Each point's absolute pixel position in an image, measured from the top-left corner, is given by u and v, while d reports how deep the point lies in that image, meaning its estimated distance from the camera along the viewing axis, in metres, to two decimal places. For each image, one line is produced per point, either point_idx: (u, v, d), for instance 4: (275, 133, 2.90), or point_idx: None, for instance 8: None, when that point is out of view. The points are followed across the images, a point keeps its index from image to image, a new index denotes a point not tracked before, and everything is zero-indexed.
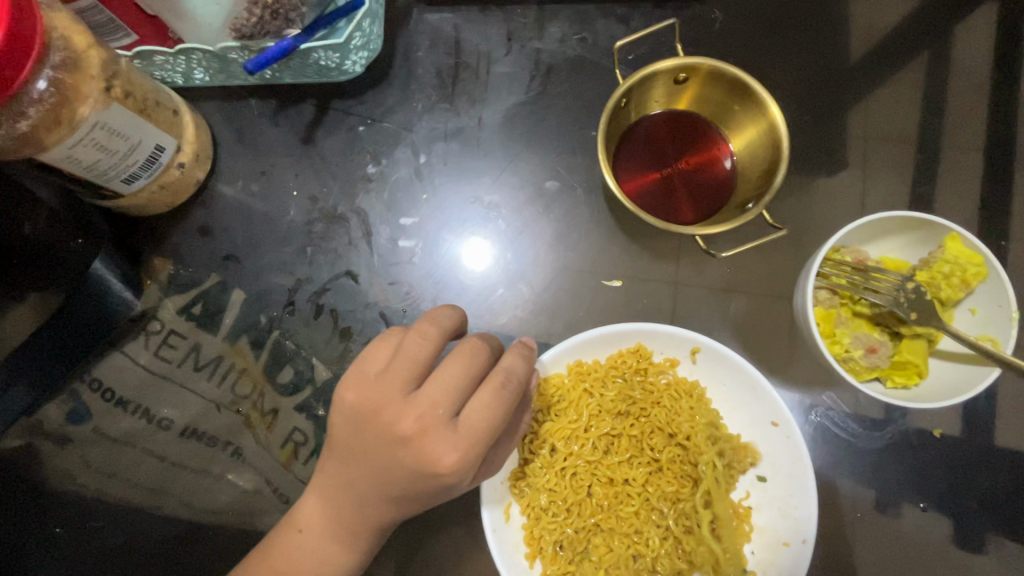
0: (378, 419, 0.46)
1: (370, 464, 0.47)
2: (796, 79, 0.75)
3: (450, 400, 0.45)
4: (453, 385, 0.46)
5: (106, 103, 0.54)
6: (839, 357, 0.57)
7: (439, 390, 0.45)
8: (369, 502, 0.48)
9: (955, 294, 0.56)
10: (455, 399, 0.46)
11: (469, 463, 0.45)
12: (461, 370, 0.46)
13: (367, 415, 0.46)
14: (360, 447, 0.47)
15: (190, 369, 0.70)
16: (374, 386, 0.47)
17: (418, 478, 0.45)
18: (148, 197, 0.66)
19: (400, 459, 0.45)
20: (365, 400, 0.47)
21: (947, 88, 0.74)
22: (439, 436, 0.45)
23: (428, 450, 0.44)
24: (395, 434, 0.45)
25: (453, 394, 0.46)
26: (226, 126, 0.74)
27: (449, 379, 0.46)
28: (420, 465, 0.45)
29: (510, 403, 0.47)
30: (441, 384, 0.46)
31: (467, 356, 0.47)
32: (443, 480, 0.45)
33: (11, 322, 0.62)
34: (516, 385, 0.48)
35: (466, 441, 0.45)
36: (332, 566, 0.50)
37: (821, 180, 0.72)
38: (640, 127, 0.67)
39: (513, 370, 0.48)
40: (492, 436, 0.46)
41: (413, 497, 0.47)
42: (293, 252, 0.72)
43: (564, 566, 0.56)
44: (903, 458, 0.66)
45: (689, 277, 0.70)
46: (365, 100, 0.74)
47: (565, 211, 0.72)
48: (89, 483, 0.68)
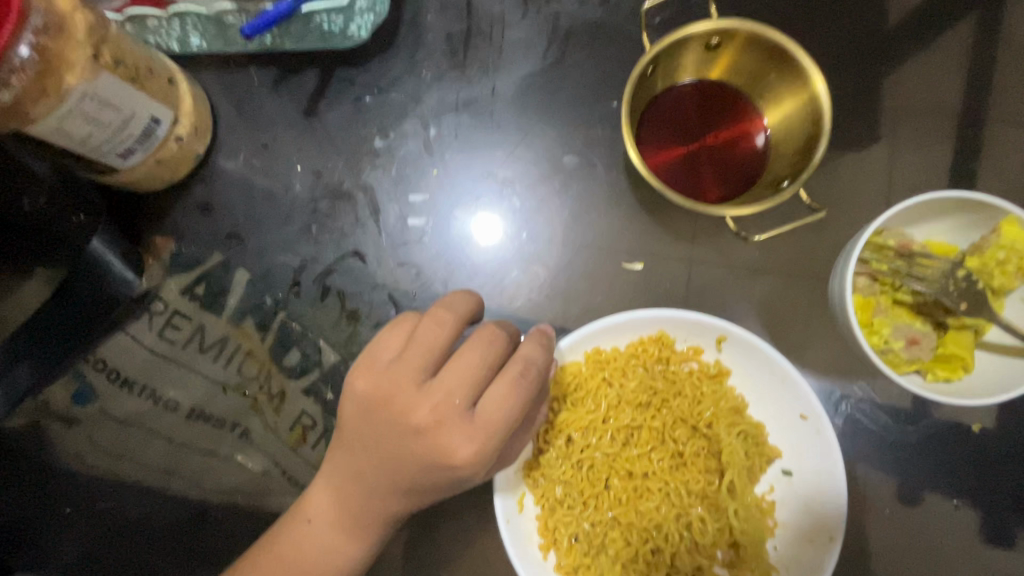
0: (390, 410, 0.43)
1: (380, 456, 0.44)
2: (836, 44, 0.69)
3: (467, 390, 0.43)
4: (470, 375, 0.43)
5: (95, 71, 0.50)
6: (877, 349, 0.53)
7: (455, 379, 0.43)
8: (379, 495, 0.46)
9: (1008, 283, 0.52)
10: (472, 389, 0.43)
11: (486, 457, 0.42)
12: (478, 359, 0.43)
13: (378, 405, 0.44)
14: (371, 437, 0.44)
15: (195, 351, 0.68)
16: (386, 373, 0.44)
17: (431, 471, 0.43)
18: (145, 172, 0.63)
19: (414, 452, 0.43)
20: (375, 389, 0.44)
21: (1002, 53, 0.68)
22: (455, 428, 0.42)
23: (443, 443, 0.42)
24: (408, 425, 0.43)
25: (470, 384, 0.43)
26: (225, 96, 0.70)
27: (466, 368, 0.43)
28: (433, 457, 0.42)
29: (530, 394, 0.44)
30: (457, 374, 0.43)
31: (485, 343, 0.44)
32: (458, 474, 0.42)
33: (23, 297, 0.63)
34: (535, 375, 0.45)
35: (483, 434, 0.42)
36: (343, 557, 0.48)
37: (859, 157, 0.67)
38: (667, 97, 0.62)
39: (533, 359, 0.45)
40: (511, 428, 0.43)
41: (426, 491, 0.44)
42: (298, 230, 0.69)
43: (580, 559, 0.54)
44: (934, 452, 0.63)
45: (714, 260, 0.66)
46: (371, 68, 0.69)
47: (583, 188, 0.68)
48: (98, 463, 0.68)
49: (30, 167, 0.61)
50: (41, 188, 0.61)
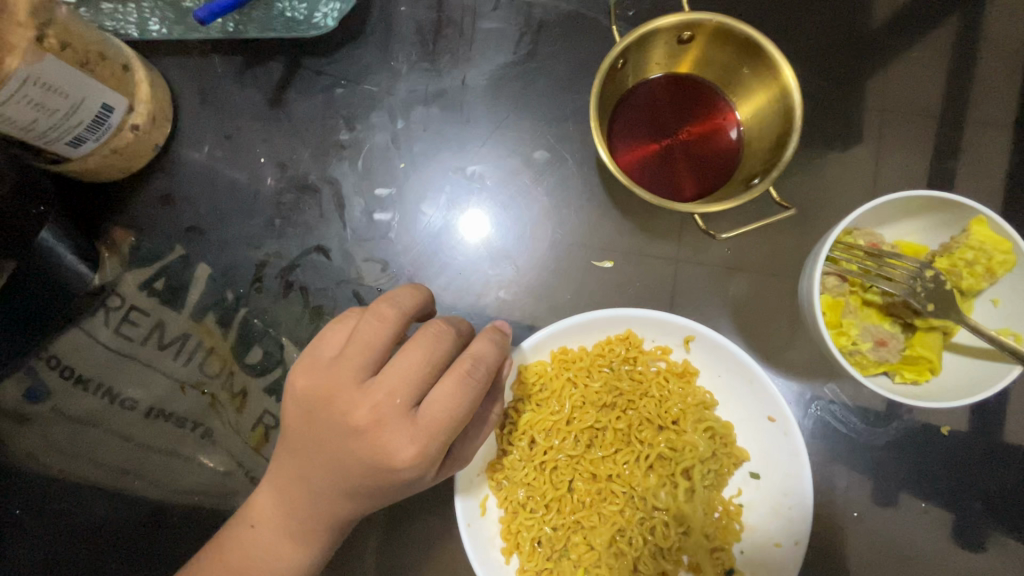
0: (330, 409, 0.41)
1: (323, 459, 0.42)
2: (813, 42, 0.68)
3: (410, 388, 0.40)
4: (413, 373, 0.40)
5: (39, 55, 0.48)
6: (844, 350, 0.53)
7: (397, 378, 0.40)
8: (326, 499, 0.43)
9: (977, 284, 0.51)
10: (415, 387, 0.40)
11: (429, 459, 0.40)
12: (422, 356, 0.41)
13: (319, 404, 0.41)
14: (312, 438, 0.42)
15: (154, 347, 0.66)
16: (325, 372, 0.41)
17: (374, 473, 0.40)
18: (99, 162, 0.61)
19: (355, 452, 0.41)
20: (315, 388, 0.41)
21: (981, 55, 0.67)
22: (398, 427, 0.40)
23: (384, 444, 0.39)
24: (349, 425, 0.40)
25: (411, 383, 0.40)
26: (187, 85, 0.67)
27: (409, 366, 0.40)
28: (375, 459, 0.40)
29: (477, 393, 0.41)
30: (399, 372, 0.40)
31: (432, 339, 0.42)
32: (401, 475, 0.40)
33: None
34: (484, 373, 0.42)
35: (426, 435, 0.40)
36: (289, 565, 0.46)
37: (833, 156, 0.66)
38: (638, 91, 0.60)
39: (482, 357, 0.43)
40: (456, 428, 0.41)
41: (371, 495, 0.42)
42: (262, 224, 0.67)
43: (541, 563, 0.53)
44: (906, 456, 0.62)
45: (687, 259, 0.65)
46: (339, 57, 0.67)
47: (555, 184, 0.66)
48: (51, 463, 0.66)
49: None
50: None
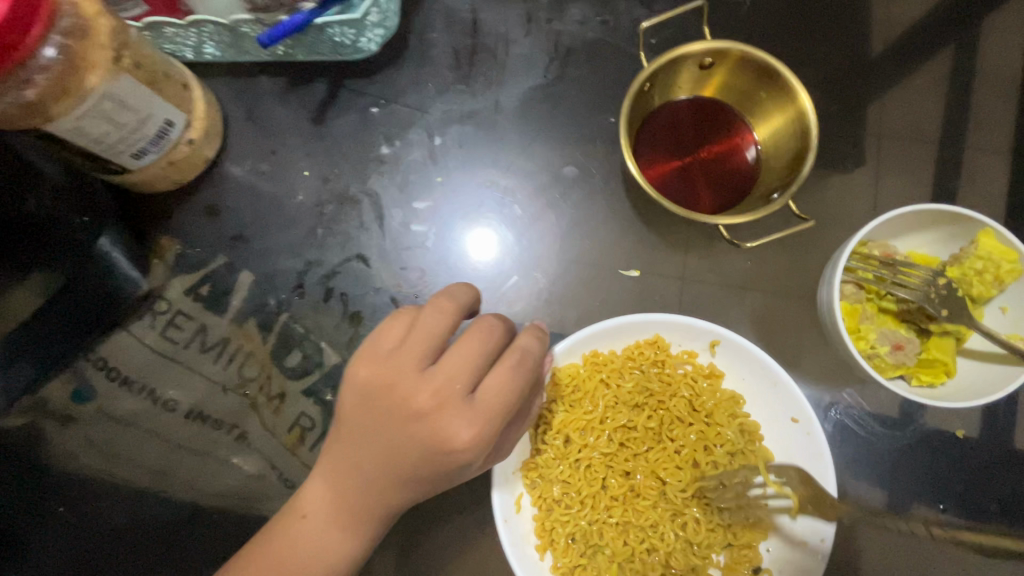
0: (391, 396, 0.44)
1: (379, 446, 0.44)
2: (822, 68, 0.72)
3: (468, 375, 0.43)
4: (471, 361, 0.44)
5: (116, 74, 0.52)
6: (863, 354, 0.55)
7: (456, 366, 0.43)
8: (377, 489, 0.45)
9: (987, 292, 0.54)
10: (472, 374, 0.44)
11: (485, 441, 0.43)
12: (478, 346, 0.44)
13: (379, 392, 0.44)
14: (370, 425, 0.44)
15: (196, 351, 0.69)
16: (387, 361, 0.44)
17: (431, 457, 0.43)
18: (155, 173, 0.64)
19: (413, 437, 0.43)
20: (376, 376, 0.44)
21: (980, 81, 0.72)
22: (456, 411, 0.43)
23: (443, 427, 0.42)
24: (409, 410, 0.43)
25: (469, 370, 0.44)
26: (235, 103, 0.72)
27: (467, 355, 0.44)
28: (433, 442, 0.43)
29: (526, 380, 0.45)
30: (458, 360, 0.44)
31: (485, 332, 0.45)
32: (457, 458, 0.43)
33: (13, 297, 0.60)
34: (533, 364, 0.46)
35: (482, 418, 0.43)
36: (337, 553, 0.47)
37: (845, 174, 0.70)
38: (663, 112, 0.65)
39: (529, 349, 0.46)
40: (509, 413, 0.44)
41: (424, 480, 0.44)
42: (303, 234, 0.70)
43: (576, 559, 0.54)
44: (921, 459, 0.65)
45: (707, 270, 0.68)
46: (379, 79, 0.72)
47: (582, 198, 0.70)
48: (92, 463, 0.67)
49: (37, 166, 0.60)
50: (45, 187, 0.60)
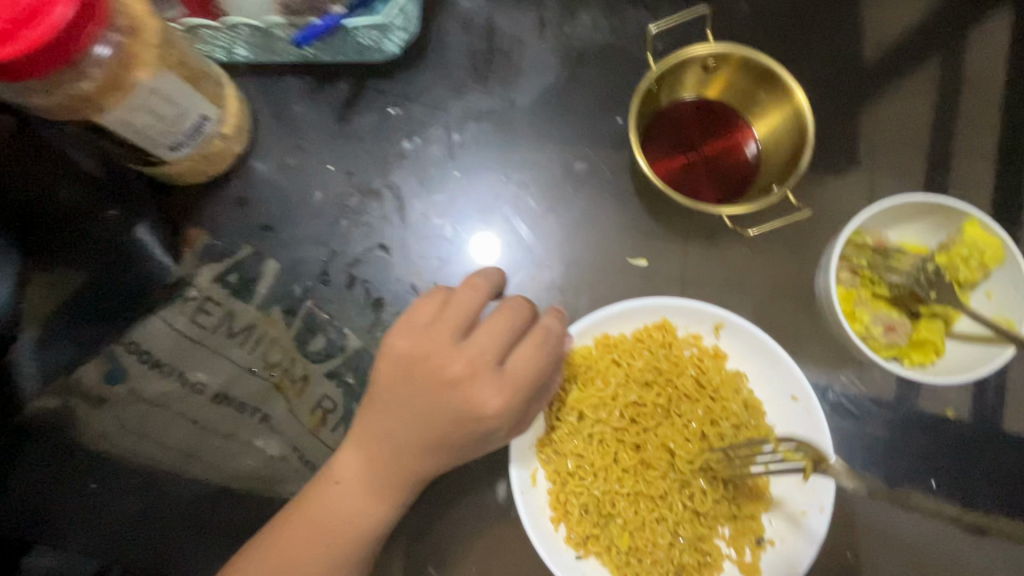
0: (427, 366, 0.48)
1: (413, 412, 0.48)
2: (818, 72, 0.77)
3: (498, 348, 0.48)
4: (501, 336, 0.49)
5: (162, 70, 0.56)
6: (859, 335, 0.59)
7: (488, 339, 0.49)
8: (408, 454, 0.49)
9: (972, 276, 0.58)
10: (502, 347, 0.49)
11: (512, 409, 0.48)
12: (507, 322, 0.49)
13: (416, 362, 0.48)
14: (405, 393, 0.48)
15: (224, 336, 0.72)
16: (424, 333, 0.49)
17: (462, 422, 0.48)
18: (189, 166, 0.68)
19: (446, 404, 0.48)
20: (413, 348, 0.49)
21: (965, 88, 0.77)
22: (487, 380, 0.48)
23: (475, 394, 0.47)
24: (444, 378, 0.48)
25: (498, 344, 0.49)
26: (263, 101, 0.75)
27: (497, 330, 0.49)
28: (465, 408, 0.47)
29: (550, 356, 0.50)
30: (490, 334, 0.49)
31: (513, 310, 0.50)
32: (486, 424, 0.48)
33: (66, 275, 0.68)
34: (555, 342, 0.51)
35: (510, 387, 0.48)
36: (368, 517, 0.50)
37: (840, 171, 0.75)
38: (669, 111, 0.69)
39: (552, 329, 0.51)
40: (532, 386, 0.49)
41: (454, 445, 0.49)
42: (328, 225, 0.74)
43: (589, 529, 0.57)
44: (914, 441, 0.68)
45: (712, 259, 0.72)
46: (400, 79, 0.76)
47: (592, 192, 0.74)
48: (123, 443, 0.70)
49: (75, 157, 0.68)
50: (77, 176, 0.68)
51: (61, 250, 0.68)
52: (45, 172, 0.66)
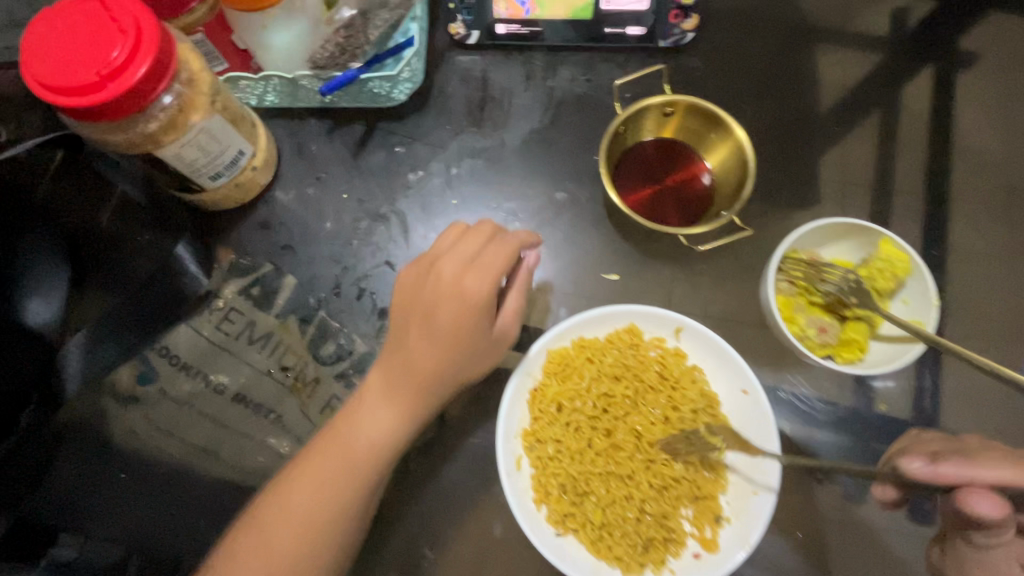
0: (426, 274, 0.69)
1: (420, 310, 0.68)
2: (763, 118, 0.90)
3: (472, 251, 0.69)
4: (474, 243, 0.70)
5: (211, 114, 0.68)
6: (797, 336, 0.69)
7: (464, 247, 0.69)
8: (422, 354, 0.67)
9: (887, 285, 0.69)
10: (475, 249, 0.69)
11: (487, 286, 0.67)
12: (477, 235, 0.70)
13: (418, 274, 0.70)
14: (413, 298, 0.69)
15: (245, 342, 0.81)
16: (417, 270, 0.70)
17: (455, 305, 0.67)
18: (225, 193, 0.79)
19: (440, 295, 0.67)
20: (416, 268, 0.71)
21: (890, 132, 0.90)
22: (466, 271, 0.68)
23: (458, 280, 0.67)
24: (437, 277, 0.68)
25: (474, 248, 0.69)
26: (288, 140, 0.87)
27: (471, 240, 0.70)
28: (454, 294, 0.67)
29: (512, 249, 0.69)
30: (466, 243, 0.70)
31: (480, 227, 0.71)
32: (472, 302, 0.67)
33: (97, 298, 0.76)
34: (515, 240, 0.71)
35: (484, 273, 0.67)
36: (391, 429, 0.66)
37: (785, 200, 0.86)
38: (635, 150, 0.81)
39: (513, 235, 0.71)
40: (487, 300, 0.67)
41: (455, 331, 0.66)
42: (341, 244, 0.84)
43: (567, 507, 0.66)
44: (857, 436, 0.77)
45: (676, 276, 0.83)
46: (407, 122, 0.88)
47: (572, 218, 0.85)
48: (149, 439, 0.79)
49: (113, 183, 0.79)
50: (113, 202, 0.79)
51: (104, 271, 0.77)
52: (89, 196, 0.78)
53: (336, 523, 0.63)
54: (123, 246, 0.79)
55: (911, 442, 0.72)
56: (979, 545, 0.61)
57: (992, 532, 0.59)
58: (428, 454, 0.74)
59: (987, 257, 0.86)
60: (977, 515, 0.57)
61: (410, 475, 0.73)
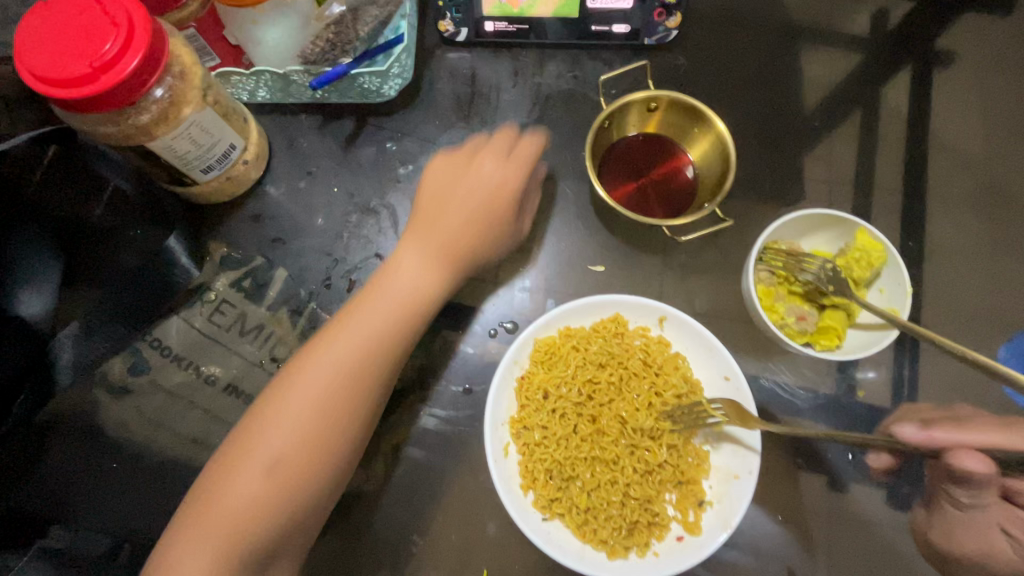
0: (460, 166, 0.77)
1: (458, 195, 0.75)
2: (745, 114, 0.92)
3: (503, 149, 0.79)
4: (502, 143, 0.80)
5: (202, 107, 0.69)
6: (777, 324, 0.72)
7: (494, 146, 0.79)
8: (460, 229, 0.74)
9: (864, 274, 0.71)
10: (504, 146, 0.79)
11: (519, 171, 0.78)
12: (505, 137, 0.80)
13: (452, 166, 0.78)
14: (449, 185, 0.76)
15: (236, 333, 0.82)
16: (455, 157, 0.78)
17: (492, 190, 0.76)
18: (216, 187, 0.80)
19: (478, 178, 0.76)
20: (449, 161, 0.78)
21: (869, 127, 0.92)
22: (500, 164, 0.78)
23: (493, 171, 0.77)
24: (473, 169, 0.77)
25: (502, 147, 0.79)
26: (279, 135, 0.89)
27: (499, 142, 0.80)
28: (491, 177, 0.77)
29: (538, 146, 0.80)
30: (495, 144, 0.79)
31: (504, 132, 0.81)
32: (507, 188, 0.77)
33: (85, 293, 0.76)
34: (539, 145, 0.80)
35: (516, 163, 0.78)
36: (431, 279, 0.71)
37: (767, 193, 0.88)
38: (620, 144, 0.83)
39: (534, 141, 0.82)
40: (517, 186, 0.77)
41: (491, 214, 0.76)
42: (331, 237, 0.86)
43: (553, 492, 0.67)
44: (836, 423, 0.79)
45: (661, 267, 0.84)
46: (396, 118, 0.89)
47: (560, 210, 0.86)
48: (140, 431, 0.79)
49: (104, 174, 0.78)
50: (105, 193, 0.78)
51: (89, 266, 0.77)
52: (80, 188, 0.77)
53: (379, 369, 0.65)
54: (111, 240, 0.78)
55: (908, 412, 0.77)
56: (967, 505, 0.65)
57: (979, 492, 0.63)
58: (417, 443, 0.76)
59: (964, 250, 0.89)
60: (967, 472, 0.61)
61: (399, 463, 0.75)
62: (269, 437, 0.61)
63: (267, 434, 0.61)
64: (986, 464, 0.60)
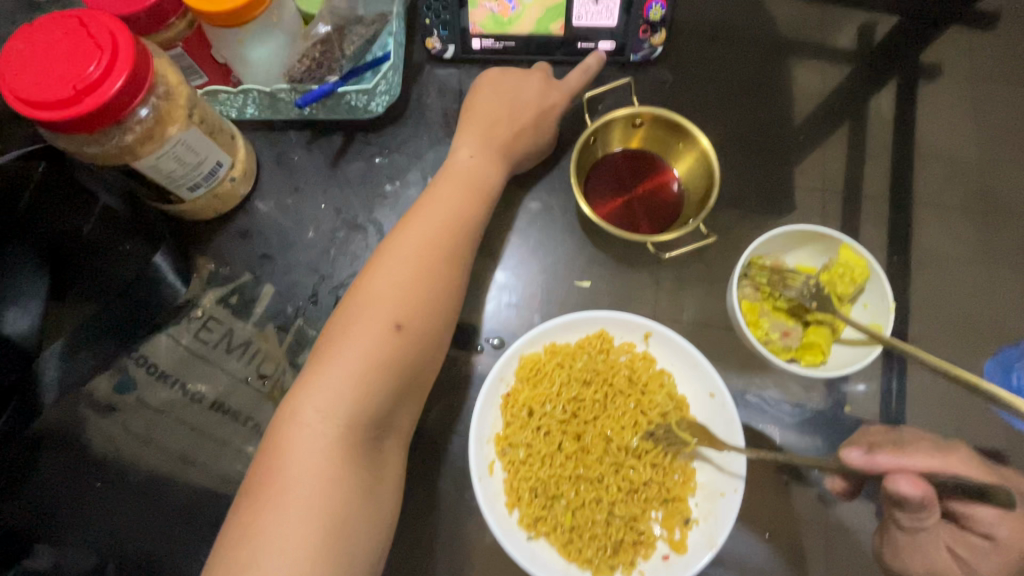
0: (515, 77, 0.82)
1: (513, 104, 0.81)
2: (732, 128, 0.92)
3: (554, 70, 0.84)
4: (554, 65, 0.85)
5: (188, 126, 0.69)
6: (762, 340, 0.71)
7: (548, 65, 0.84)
8: (512, 138, 0.80)
9: (847, 290, 0.71)
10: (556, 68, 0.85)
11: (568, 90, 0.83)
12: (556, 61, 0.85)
13: (509, 76, 0.83)
14: (505, 94, 0.81)
15: (223, 350, 0.82)
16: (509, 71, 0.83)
17: (544, 102, 0.82)
18: (204, 204, 0.80)
19: (533, 89, 0.82)
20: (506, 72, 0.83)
21: (854, 141, 0.93)
22: (553, 82, 0.83)
23: (546, 86, 0.83)
24: (528, 81, 0.82)
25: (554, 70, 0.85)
26: (268, 151, 0.89)
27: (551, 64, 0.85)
28: (544, 91, 0.82)
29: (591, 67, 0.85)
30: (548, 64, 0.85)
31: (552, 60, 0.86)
32: (556, 103, 0.82)
33: (79, 310, 0.76)
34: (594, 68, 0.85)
35: (568, 83, 0.83)
36: (490, 171, 0.78)
37: (753, 207, 0.88)
38: (605, 161, 0.83)
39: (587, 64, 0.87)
40: (563, 104, 0.83)
41: (540, 125, 0.81)
42: (319, 253, 0.86)
43: (537, 511, 0.67)
44: (825, 438, 0.78)
45: (648, 282, 0.85)
46: (384, 134, 0.90)
47: (547, 225, 0.86)
48: (126, 449, 0.79)
49: (92, 190, 0.73)
50: (94, 211, 0.74)
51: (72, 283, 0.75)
52: (68, 204, 0.73)
53: (455, 252, 0.71)
54: (103, 257, 0.76)
55: (860, 434, 0.77)
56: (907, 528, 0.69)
57: (918, 514, 0.67)
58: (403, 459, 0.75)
59: (951, 263, 0.89)
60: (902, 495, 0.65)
61: None
62: (374, 284, 0.66)
63: (372, 281, 0.66)
64: (919, 488, 0.64)
